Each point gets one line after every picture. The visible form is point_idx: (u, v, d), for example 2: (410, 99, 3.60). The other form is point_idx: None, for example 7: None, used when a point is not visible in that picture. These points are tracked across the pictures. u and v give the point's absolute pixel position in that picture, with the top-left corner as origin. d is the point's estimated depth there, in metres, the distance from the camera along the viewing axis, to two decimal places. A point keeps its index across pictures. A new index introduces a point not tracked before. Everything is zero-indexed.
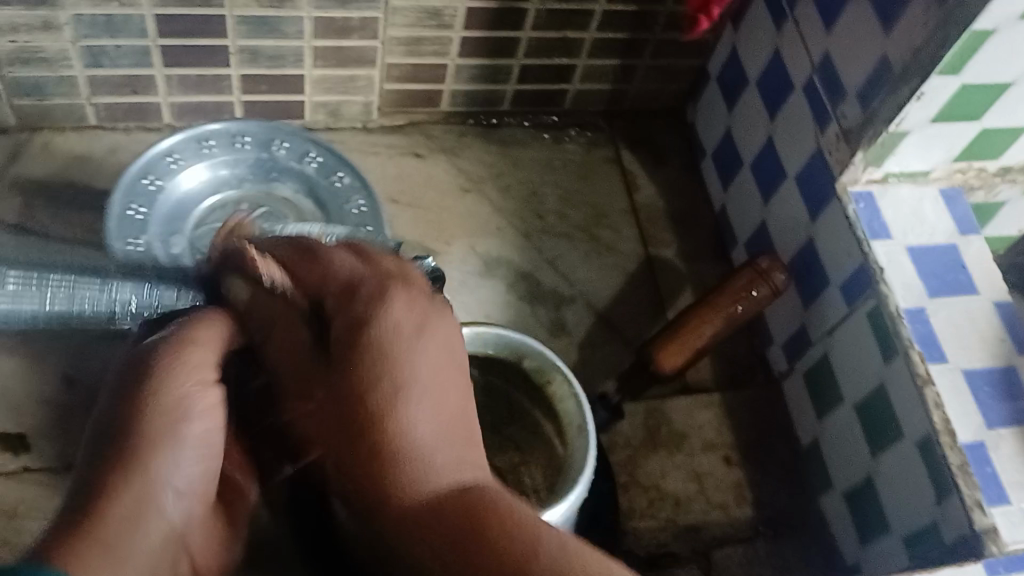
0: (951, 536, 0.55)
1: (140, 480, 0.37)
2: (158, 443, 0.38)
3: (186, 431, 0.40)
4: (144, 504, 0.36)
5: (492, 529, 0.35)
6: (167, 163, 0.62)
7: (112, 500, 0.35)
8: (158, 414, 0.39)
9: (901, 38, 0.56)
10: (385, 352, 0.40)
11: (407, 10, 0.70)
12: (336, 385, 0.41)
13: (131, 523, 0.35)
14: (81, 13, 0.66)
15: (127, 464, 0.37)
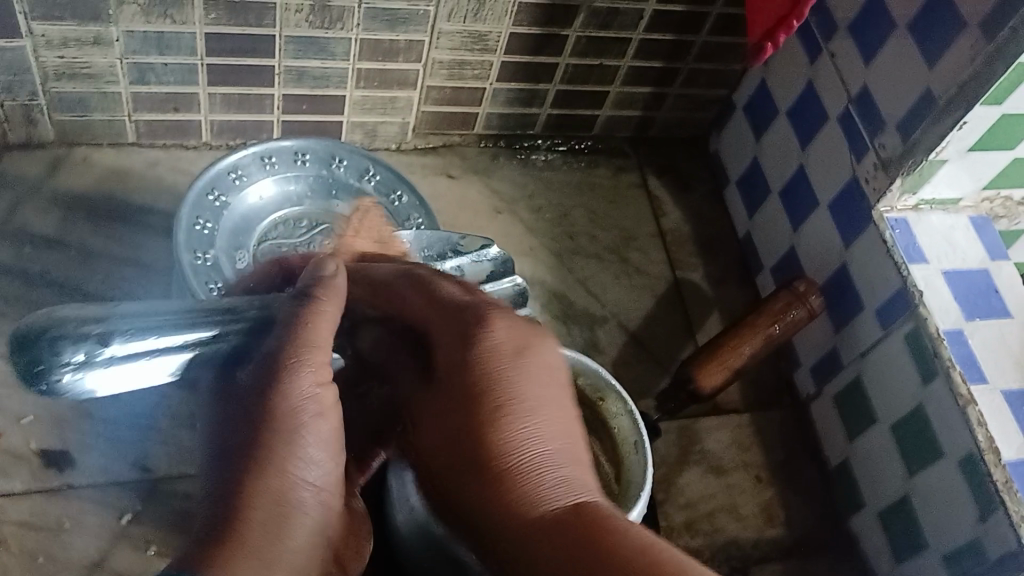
0: (996, 552, 0.57)
1: (273, 481, 0.39)
2: (285, 445, 0.40)
3: (311, 436, 0.41)
4: (281, 505, 0.39)
5: (605, 539, 0.37)
6: (232, 179, 0.65)
7: (251, 504, 0.38)
8: (284, 416, 0.40)
9: (945, 72, 0.58)
10: (499, 356, 0.42)
11: (453, 34, 0.72)
12: (452, 401, 0.43)
13: (272, 525, 0.38)
14: (133, 29, 0.64)
15: (259, 466, 0.39)
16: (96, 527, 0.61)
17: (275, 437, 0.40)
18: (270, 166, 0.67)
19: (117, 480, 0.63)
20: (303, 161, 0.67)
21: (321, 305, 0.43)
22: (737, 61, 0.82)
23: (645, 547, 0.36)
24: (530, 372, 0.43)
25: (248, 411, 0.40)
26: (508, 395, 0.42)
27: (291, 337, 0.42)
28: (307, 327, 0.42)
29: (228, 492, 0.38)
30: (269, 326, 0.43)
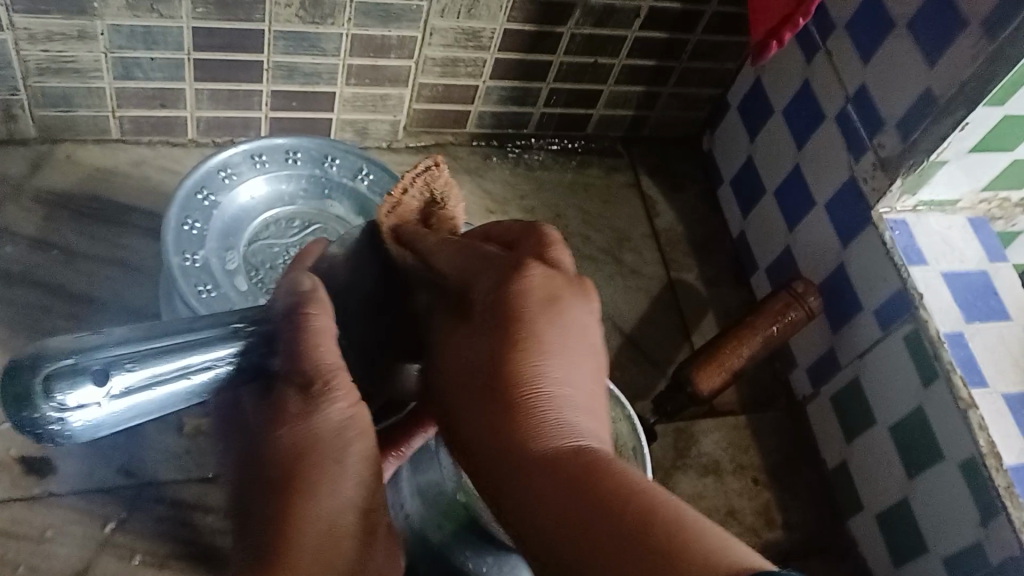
0: (999, 557, 0.57)
1: (314, 509, 0.37)
2: (323, 469, 0.37)
3: (354, 460, 0.38)
4: (328, 534, 0.36)
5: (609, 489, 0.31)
6: (222, 178, 0.63)
7: (297, 536, 0.36)
8: (318, 441, 0.37)
9: (946, 71, 0.58)
10: (526, 304, 0.37)
11: (447, 31, 0.71)
12: (479, 332, 0.38)
13: (322, 557, 0.36)
14: (119, 23, 0.63)
15: (302, 492, 0.37)
16: (81, 535, 0.59)
17: (312, 468, 0.37)
18: (261, 165, 0.65)
19: (103, 486, 0.61)
20: (296, 159, 0.66)
21: (309, 321, 0.39)
22: (731, 60, 0.82)
23: (644, 495, 0.30)
24: (561, 317, 0.37)
25: (282, 448, 0.38)
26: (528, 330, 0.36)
27: (299, 362, 0.39)
28: (309, 352, 0.39)
29: (275, 523, 0.37)
30: (285, 354, 0.39)
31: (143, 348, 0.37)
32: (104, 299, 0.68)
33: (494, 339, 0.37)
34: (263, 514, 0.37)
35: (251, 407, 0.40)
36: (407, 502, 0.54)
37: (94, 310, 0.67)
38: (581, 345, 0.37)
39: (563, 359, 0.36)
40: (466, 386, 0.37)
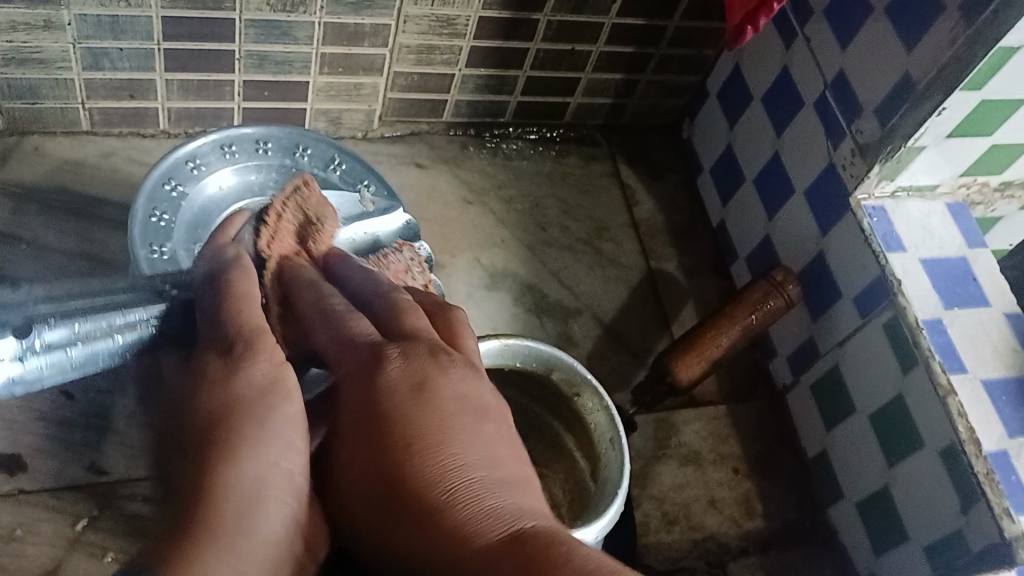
0: (979, 544, 0.57)
1: (230, 473, 0.35)
2: (242, 432, 0.36)
3: (276, 427, 0.37)
4: (249, 500, 0.34)
5: (545, 553, 0.31)
6: (190, 169, 0.62)
7: (210, 504, 0.33)
8: (235, 402, 0.38)
9: (924, 55, 0.57)
10: (403, 391, 0.38)
11: (421, 18, 0.70)
12: (354, 437, 0.38)
13: (241, 522, 0.33)
14: (85, 12, 0.61)
15: (214, 461, 0.35)
16: (50, 533, 0.58)
17: (236, 422, 0.37)
18: (231, 155, 0.64)
19: (73, 483, 0.60)
20: (266, 149, 0.65)
21: (231, 283, 0.43)
22: (710, 47, 0.81)
23: (576, 559, 0.31)
24: (440, 397, 0.38)
25: (205, 406, 0.38)
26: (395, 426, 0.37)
27: (224, 326, 0.41)
28: (231, 313, 0.42)
29: (189, 491, 0.34)
30: (206, 316, 0.42)
31: (73, 307, 0.42)
32: None
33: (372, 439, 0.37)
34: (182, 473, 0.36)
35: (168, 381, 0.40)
36: None
37: None
38: (482, 421, 0.38)
39: (464, 436, 0.37)
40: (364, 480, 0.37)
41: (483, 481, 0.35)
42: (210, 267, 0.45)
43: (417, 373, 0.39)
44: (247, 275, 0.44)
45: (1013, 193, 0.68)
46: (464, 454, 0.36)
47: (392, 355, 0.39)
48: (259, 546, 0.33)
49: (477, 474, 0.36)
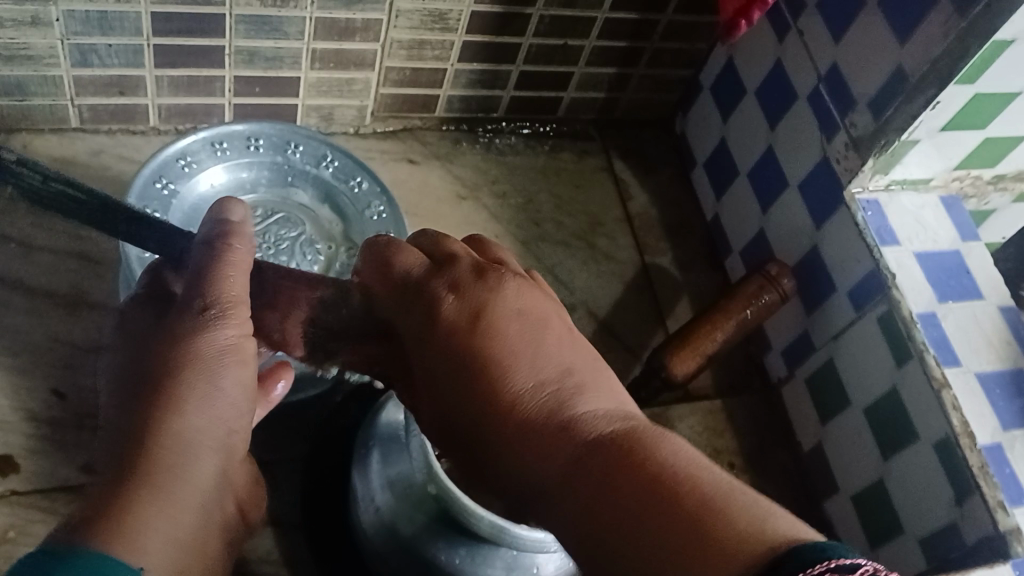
0: (973, 537, 0.57)
1: (174, 425, 0.43)
2: (189, 394, 0.44)
3: (225, 381, 0.45)
4: (182, 450, 0.43)
5: (636, 469, 0.36)
6: (180, 166, 0.62)
7: (155, 449, 0.42)
8: (192, 365, 0.44)
9: (917, 48, 0.57)
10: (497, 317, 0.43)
11: (412, 13, 0.69)
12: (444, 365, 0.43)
13: (176, 470, 0.42)
14: (73, 8, 0.61)
15: (166, 407, 0.43)
16: (42, 535, 0.58)
17: (183, 378, 0.44)
18: (222, 152, 0.64)
19: (65, 483, 0.60)
20: (257, 146, 0.65)
21: (229, 249, 0.45)
22: (703, 40, 0.81)
23: (691, 480, 0.35)
24: (501, 328, 0.42)
25: (159, 361, 0.44)
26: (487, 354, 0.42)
27: (205, 285, 0.45)
28: (218, 280, 0.45)
29: (139, 432, 0.43)
30: (193, 276, 0.46)
31: None
32: (65, 294, 0.66)
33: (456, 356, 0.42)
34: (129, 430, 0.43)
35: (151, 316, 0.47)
36: (378, 495, 0.55)
37: (54, 305, 0.65)
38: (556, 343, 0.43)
39: (537, 358, 0.42)
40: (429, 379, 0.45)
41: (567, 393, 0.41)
42: (211, 232, 0.46)
43: (519, 304, 0.44)
44: (243, 252, 0.46)
45: (1007, 186, 0.68)
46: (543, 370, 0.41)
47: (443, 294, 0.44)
48: (187, 492, 0.43)
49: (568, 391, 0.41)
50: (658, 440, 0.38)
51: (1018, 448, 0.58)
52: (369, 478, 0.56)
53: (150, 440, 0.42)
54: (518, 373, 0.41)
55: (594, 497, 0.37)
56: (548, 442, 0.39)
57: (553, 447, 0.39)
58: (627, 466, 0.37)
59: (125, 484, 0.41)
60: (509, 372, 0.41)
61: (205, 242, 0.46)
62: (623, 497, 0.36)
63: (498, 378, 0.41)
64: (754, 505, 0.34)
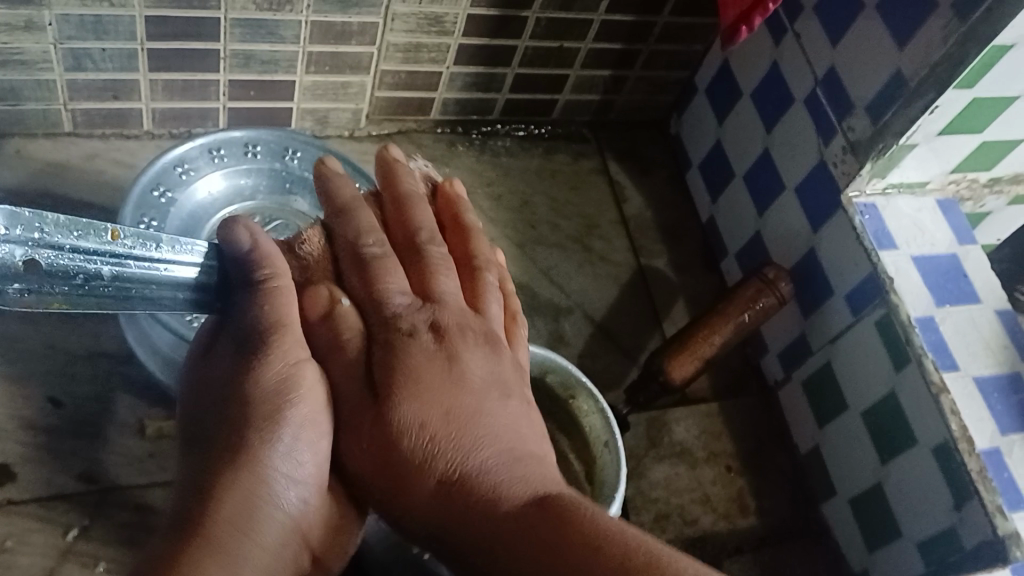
0: (972, 542, 0.57)
1: (246, 475, 0.42)
2: (259, 439, 0.42)
3: (287, 428, 0.43)
4: (258, 503, 0.42)
5: (573, 544, 0.37)
6: (177, 174, 0.62)
7: (221, 501, 0.41)
8: (263, 404, 0.43)
9: (916, 53, 0.57)
10: (429, 361, 0.43)
11: (408, 16, 0.69)
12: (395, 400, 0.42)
13: (244, 523, 0.41)
14: (67, 12, 0.60)
15: (240, 457, 0.42)
16: (40, 545, 0.57)
17: (253, 421, 0.43)
18: (219, 159, 0.64)
19: (61, 492, 0.59)
20: (255, 152, 0.65)
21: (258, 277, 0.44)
22: (699, 41, 0.80)
23: (633, 545, 0.37)
24: (464, 370, 0.43)
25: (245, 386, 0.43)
26: (467, 462, 0.41)
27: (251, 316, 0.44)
28: (258, 308, 0.43)
29: (200, 493, 0.42)
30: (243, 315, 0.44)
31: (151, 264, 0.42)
32: None
33: (397, 452, 0.42)
34: (199, 464, 0.43)
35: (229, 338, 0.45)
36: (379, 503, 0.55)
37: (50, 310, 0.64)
38: (507, 409, 0.44)
39: (485, 433, 0.42)
40: (378, 471, 0.43)
41: (484, 464, 0.41)
42: (240, 274, 0.44)
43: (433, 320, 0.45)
44: (285, 279, 0.44)
45: (1002, 188, 0.68)
46: (487, 430, 0.42)
47: (423, 328, 0.44)
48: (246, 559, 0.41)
49: (491, 467, 0.41)
50: (589, 513, 0.39)
51: (1016, 452, 0.58)
52: None
53: (217, 499, 0.41)
54: (467, 436, 0.42)
55: (518, 574, 0.38)
56: (470, 541, 0.40)
57: (498, 517, 0.39)
58: (555, 541, 0.37)
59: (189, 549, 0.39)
60: (449, 490, 0.41)
61: (246, 268, 0.44)
62: (545, 564, 0.37)
63: (478, 476, 0.41)
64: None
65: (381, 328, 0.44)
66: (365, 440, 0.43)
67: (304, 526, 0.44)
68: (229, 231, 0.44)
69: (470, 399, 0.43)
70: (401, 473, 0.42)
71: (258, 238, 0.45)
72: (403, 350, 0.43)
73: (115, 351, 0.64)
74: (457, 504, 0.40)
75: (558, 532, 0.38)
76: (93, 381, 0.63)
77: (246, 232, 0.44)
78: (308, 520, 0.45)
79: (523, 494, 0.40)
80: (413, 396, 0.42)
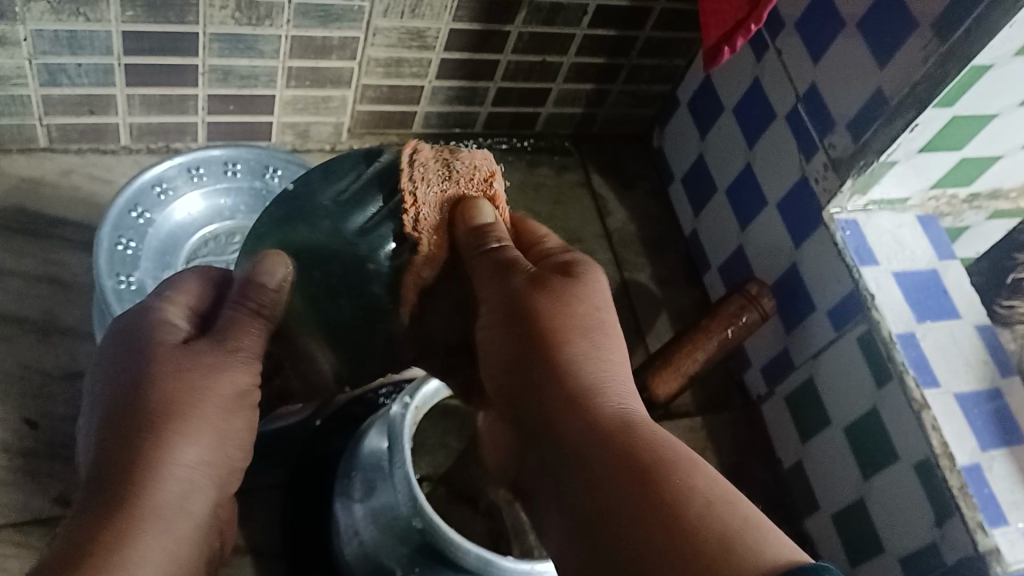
0: (954, 558, 0.57)
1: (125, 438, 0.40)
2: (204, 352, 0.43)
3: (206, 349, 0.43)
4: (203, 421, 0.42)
5: (654, 475, 0.37)
6: (156, 195, 0.63)
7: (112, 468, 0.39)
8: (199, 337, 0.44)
9: (897, 71, 0.57)
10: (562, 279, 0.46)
11: (389, 31, 0.68)
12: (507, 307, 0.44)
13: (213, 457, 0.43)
14: (41, 28, 0.59)
15: (118, 421, 0.40)
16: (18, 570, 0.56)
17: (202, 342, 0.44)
18: (198, 178, 0.65)
19: (38, 516, 0.58)
20: (234, 171, 0.66)
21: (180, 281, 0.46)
22: (680, 56, 0.81)
23: (703, 499, 0.36)
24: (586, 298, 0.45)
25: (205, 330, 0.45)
26: (584, 373, 0.42)
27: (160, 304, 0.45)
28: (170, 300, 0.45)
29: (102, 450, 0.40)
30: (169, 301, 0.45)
31: None
32: (38, 319, 0.64)
33: (532, 335, 0.43)
34: (102, 430, 0.41)
35: (109, 349, 0.43)
36: (362, 527, 0.55)
37: (26, 331, 0.64)
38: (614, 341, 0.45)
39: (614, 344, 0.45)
40: (513, 377, 0.44)
41: (609, 375, 0.43)
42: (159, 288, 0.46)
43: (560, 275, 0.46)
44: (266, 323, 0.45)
45: (981, 204, 0.68)
46: (607, 354, 0.44)
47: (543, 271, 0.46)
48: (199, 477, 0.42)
49: (614, 372, 0.43)
50: (682, 463, 0.37)
51: (996, 468, 0.58)
52: (352, 509, 0.56)
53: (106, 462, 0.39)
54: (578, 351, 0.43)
55: (597, 487, 0.38)
56: (557, 439, 0.41)
57: (584, 419, 0.40)
58: (631, 463, 0.37)
59: (110, 513, 0.38)
60: (563, 382, 0.42)
61: (235, 298, 0.44)
62: (624, 474, 0.37)
63: (591, 371, 0.42)
64: (758, 547, 0.34)
65: (511, 289, 0.44)
66: (504, 341, 0.44)
67: (202, 488, 0.42)
68: (178, 290, 0.45)
69: (608, 354, 0.44)
70: (539, 383, 0.42)
71: (193, 310, 0.46)
72: (566, 297, 0.44)
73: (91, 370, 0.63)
74: (554, 394, 0.42)
75: (638, 463, 0.37)
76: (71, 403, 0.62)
77: (178, 311, 0.45)
78: (205, 481, 0.42)
79: (612, 403, 0.41)
80: (571, 325, 0.43)
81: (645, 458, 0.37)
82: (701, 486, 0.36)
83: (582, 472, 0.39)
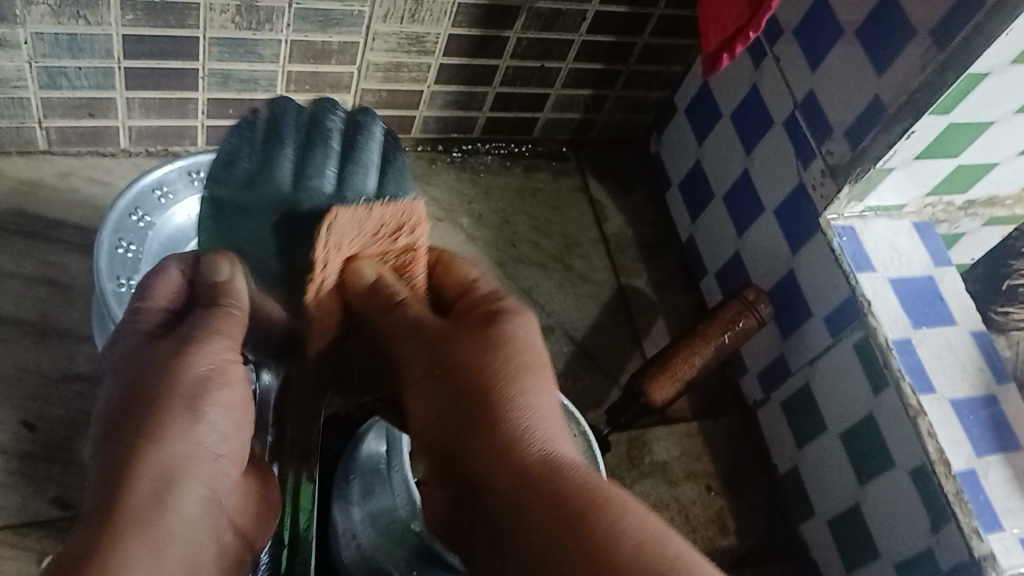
0: (949, 563, 0.58)
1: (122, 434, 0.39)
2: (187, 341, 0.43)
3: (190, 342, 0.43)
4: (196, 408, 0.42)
5: (591, 531, 0.35)
6: (156, 198, 0.63)
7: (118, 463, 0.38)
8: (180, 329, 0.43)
9: (895, 78, 0.57)
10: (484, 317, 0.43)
11: (389, 36, 0.69)
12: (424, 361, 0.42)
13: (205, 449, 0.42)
14: (41, 30, 0.59)
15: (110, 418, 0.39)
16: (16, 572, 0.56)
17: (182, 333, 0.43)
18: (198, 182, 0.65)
19: (35, 519, 0.58)
20: None
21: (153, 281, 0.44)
22: (679, 63, 0.81)
23: (646, 551, 0.35)
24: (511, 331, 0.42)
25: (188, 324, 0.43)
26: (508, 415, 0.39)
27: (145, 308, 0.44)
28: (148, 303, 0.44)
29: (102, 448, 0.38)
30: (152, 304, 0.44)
31: None
32: (36, 322, 0.64)
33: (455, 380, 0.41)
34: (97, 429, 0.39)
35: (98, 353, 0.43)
36: (360, 531, 0.55)
37: (25, 333, 0.64)
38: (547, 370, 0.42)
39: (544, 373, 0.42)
40: (439, 424, 0.41)
41: (536, 407, 0.40)
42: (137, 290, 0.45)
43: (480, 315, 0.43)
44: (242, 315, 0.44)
45: (977, 212, 0.69)
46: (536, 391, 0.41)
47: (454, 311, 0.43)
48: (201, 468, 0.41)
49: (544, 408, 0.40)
50: (615, 514, 0.36)
51: (991, 475, 0.58)
52: (349, 512, 0.56)
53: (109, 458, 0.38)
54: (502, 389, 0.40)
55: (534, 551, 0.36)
56: (487, 495, 0.38)
57: (507, 467, 0.38)
58: (567, 523, 0.36)
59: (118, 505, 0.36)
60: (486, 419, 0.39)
61: (204, 296, 0.43)
62: (560, 536, 0.36)
63: (515, 410, 0.39)
64: None
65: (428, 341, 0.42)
66: (429, 392, 0.41)
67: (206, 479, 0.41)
68: (151, 292, 0.44)
69: (533, 384, 0.41)
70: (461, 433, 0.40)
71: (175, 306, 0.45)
72: (490, 342, 0.41)
73: (90, 373, 0.63)
74: (476, 440, 0.39)
75: (570, 507, 0.36)
76: (69, 406, 0.62)
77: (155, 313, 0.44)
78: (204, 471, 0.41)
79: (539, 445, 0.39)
80: (491, 376, 0.40)
81: (574, 503, 0.36)
82: (629, 526, 0.35)
83: (520, 538, 0.37)
